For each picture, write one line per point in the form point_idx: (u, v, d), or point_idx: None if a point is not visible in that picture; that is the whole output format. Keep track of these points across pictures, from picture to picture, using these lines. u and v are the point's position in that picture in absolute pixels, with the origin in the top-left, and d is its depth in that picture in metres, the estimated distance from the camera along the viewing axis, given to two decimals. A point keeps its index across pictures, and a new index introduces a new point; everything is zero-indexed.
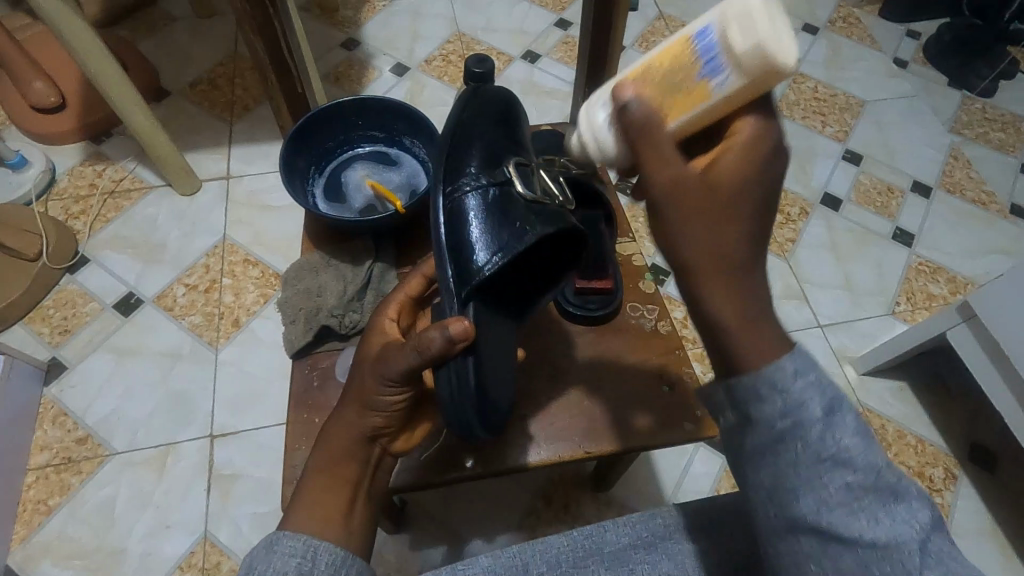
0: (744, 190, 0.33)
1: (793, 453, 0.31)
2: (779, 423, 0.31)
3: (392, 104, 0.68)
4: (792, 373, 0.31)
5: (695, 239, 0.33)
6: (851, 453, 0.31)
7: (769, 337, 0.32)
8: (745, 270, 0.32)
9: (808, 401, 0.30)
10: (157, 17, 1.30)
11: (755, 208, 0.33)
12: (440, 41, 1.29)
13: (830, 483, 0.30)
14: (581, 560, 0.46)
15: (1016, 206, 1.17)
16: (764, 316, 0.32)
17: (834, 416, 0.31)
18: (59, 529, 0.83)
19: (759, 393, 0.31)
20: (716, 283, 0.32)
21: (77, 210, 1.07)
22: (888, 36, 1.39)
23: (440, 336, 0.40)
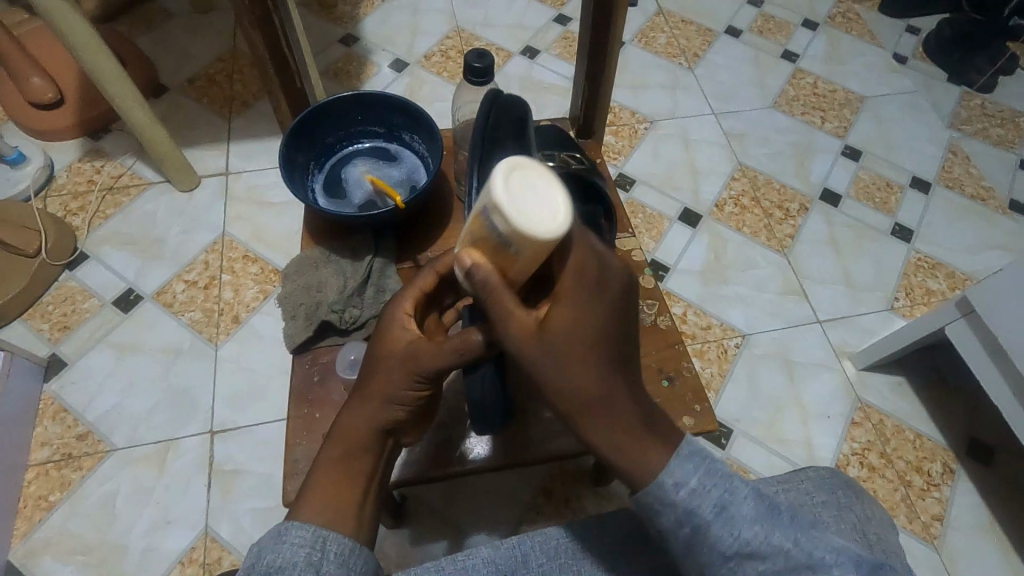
0: (576, 340, 0.37)
1: (704, 557, 0.36)
2: (683, 530, 0.36)
3: (392, 99, 0.68)
4: (683, 479, 0.36)
5: (564, 388, 0.37)
6: (755, 546, 0.36)
7: (655, 446, 0.37)
8: (610, 402, 0.37)
9: (700, 503, 0.36)
10: (155, 12, 1.29)
11: (606, 344, 0.37)
12: (439, 37, 1.29)
13: (745, 574, 0.36)
14: (581, 552, 0.47)
15: (1015, 201, 1.17)
16: (642, 434, 0.37)
17: (725, 512, 0.36)
18: (60, 525, 0.83)
19: (662, 507, 0.36)
20: (597, 418, 0.37)
21: (75, 206, 1.07)
22: (888, 31, 1.39)
23: (482, 338, 0.43)
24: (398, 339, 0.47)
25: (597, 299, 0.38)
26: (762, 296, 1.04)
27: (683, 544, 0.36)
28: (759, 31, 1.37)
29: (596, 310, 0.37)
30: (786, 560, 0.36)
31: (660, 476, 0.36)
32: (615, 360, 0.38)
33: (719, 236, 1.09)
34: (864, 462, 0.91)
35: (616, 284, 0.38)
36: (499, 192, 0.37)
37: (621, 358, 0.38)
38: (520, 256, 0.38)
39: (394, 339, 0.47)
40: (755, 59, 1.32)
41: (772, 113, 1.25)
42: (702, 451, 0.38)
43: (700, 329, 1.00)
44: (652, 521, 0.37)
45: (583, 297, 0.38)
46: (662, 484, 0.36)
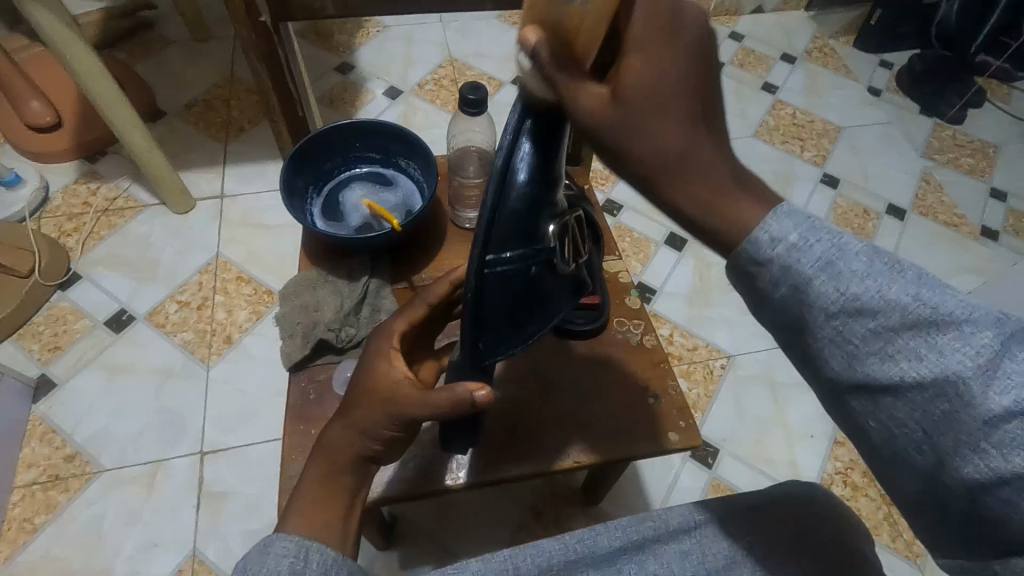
0: (664, 87, 0.28)
1: (803, 318, 0.29)
2: (779, 292, 0.29)
3: (388, 127, 0.71)
4: (780, 235, 0.29)
5: (651, 139, 0.29)
6: (864, 301, 0.28)
7: (750, 200, 0.29)
8: (696, 157, 0.29)
9: (801, 259, 0.28)
10: (155, 40, 1.32)
11: (680, 93, 0.28)
12: (433, 66, 1.33)
13: (853, 334, 0.28)
14: (571, 563, 0.46)
15: (986, 228, 1.22)
16: (735, 189, 0.29)
17: (832, 267, 0.28)
18: (45, 548, 0.82)
19: (758, 266, 0.29)
20: (684, 177, 0.29)
21: (70, 227, 1.08)
22: (863, 66, 1.46)
23: (468, 399, 0.44)
24: (382, 372, 0.48)
25: (671, 41, 0.28)
26: (746, 319, 1.07)
27: (784, 322, 0.30)
28: (740, 64, 1.43)
29: (684, 60, 0.28)
30: (903, 317, 0.27)
31: (754, 232, 0.29)
32: (705, 107, 0.29)
33: (704, 260, 1.13)
34: (847, 481, 0.93)
35: (690, 31, 0.28)
36: None
37: (705, 110, 0.29)
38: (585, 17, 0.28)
39: (380, 372, 0.48)
40: (736, 90, 1.38)
41: (754, 142, 1.30)
42: (807, 210, 0.30)
43: (686, 350, 1.02)
44: (752, 292, 0.31)
45: (658, 42, 0.28)
46: (754, 241, 0.29)
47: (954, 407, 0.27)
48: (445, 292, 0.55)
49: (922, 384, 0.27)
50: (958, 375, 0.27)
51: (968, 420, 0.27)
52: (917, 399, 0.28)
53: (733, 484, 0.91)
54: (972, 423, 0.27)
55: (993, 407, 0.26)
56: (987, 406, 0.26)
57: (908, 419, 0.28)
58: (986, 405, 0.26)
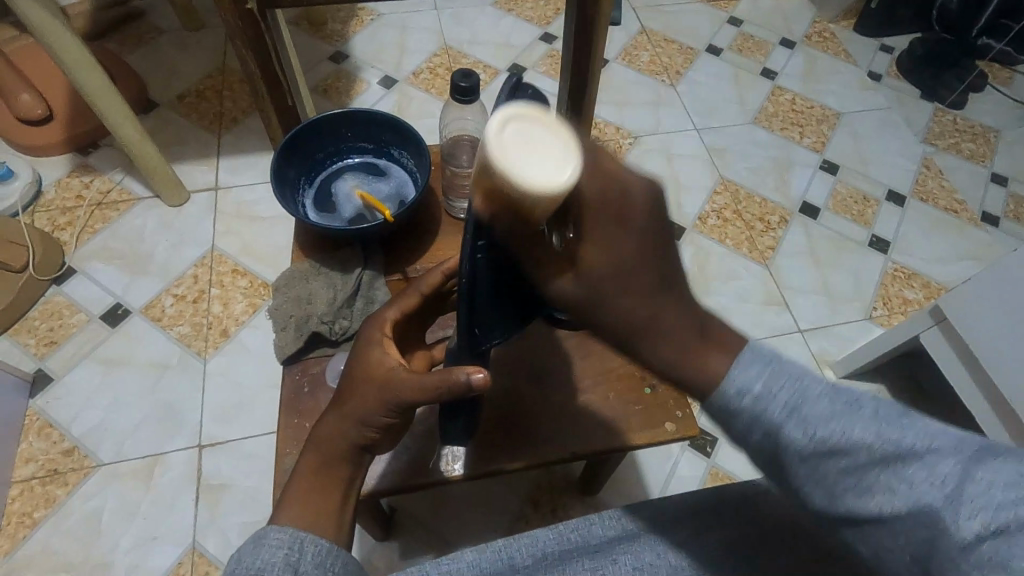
0: (626, 271, 0.29)
1: (780, 459, 0.31)
2: (755, 435, 0.31)
3: (379, 116, 0.70)
4: (746, 385, 0.31)
5: (617, 314, 0.30)
6: (834, 440, 0.29)
7: (715, 350, 0.31)
8: (659, 320, 0.30)
9: (768, 407, 0.31)
10: (146, 30, 1.31)
11: (647, 268, 0.30)
12: (427, 54, 1.32)
13: (827, 473, 0.29)
14: (566, 553, 0.46)
15: (986, 213, 1.22)
16: (705, 346, 0.31)
17: (796, 412, 0.30)
18: (44, 543, 0.82)
19: (732, 413, 0.31)
20: (656, 340, 0.30)
21: (63, 221, 1.07)
22: (863, 50, 1.44)
23: (464, 382, 0.43)
24: (376, 361, 0.48)
25: (623, 233, 0.30)
26: (744, 307, 1.06)
27: (764, 456, 0.32)
28: (738, 50, 1.41)
29: (643, 236, 0.30)
30: (870, 454, 0.28)
31: (723, 382, 0.31)
32: (663, 270, 0.30)
33: (703, 248, 1.12)
34: None
35: (638, 214, 0.30)
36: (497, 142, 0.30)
37: (662, 279, 0.30)
38: (535, 214, 0.30)
39: (373, 361, 0.48)
40: (735, 76, 1.36)
41: (753, 129, 1.28)
42: (768, 353, 0.32)
43: None
44: (732, 433, 0.32)
45: (611, 228, 0.30)
46: (721, 391, 0.31)
47: (936, 533, 0.27)
48: (440, 281, 0.54)
49: (902, 515, 0.28)
50: (929, 505, 0.27)
51: (948, 548, 0.27)
52: (901, 529, 0.28)
53: (732, 473, 0.91)
54: (952, 547, 0.27)
55: (967, 533, 0.27)
56: (965, 533, 0.27)
57: (896, 544, 0.28)
58: (960, 532, 0.27)
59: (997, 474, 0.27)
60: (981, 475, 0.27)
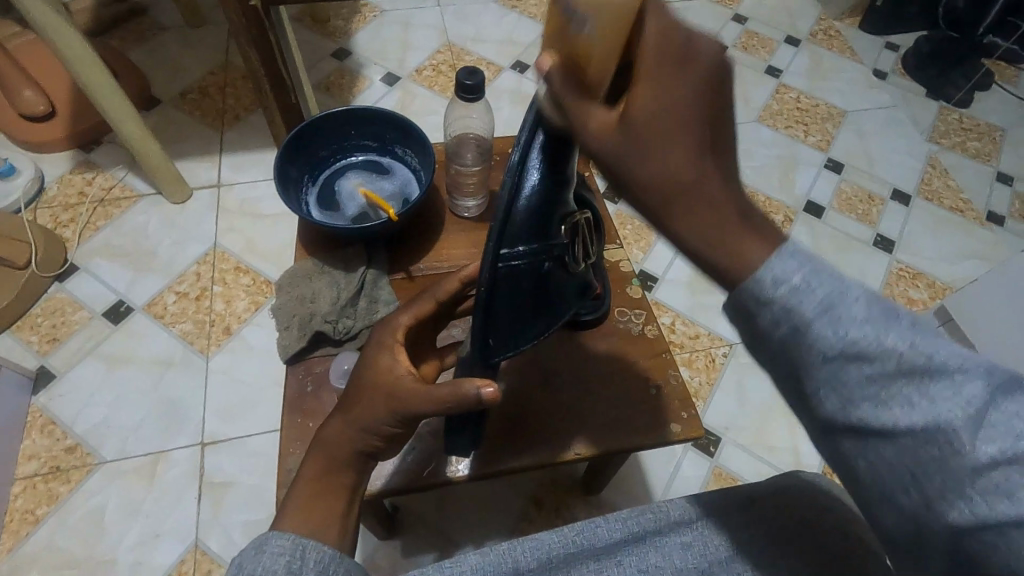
0: (668, 119, 0.27)
1: (799, 358, 0.28)
2: (778, 332, 0.27)
3: (384, 114, 0.69)
4: (784, 276, 0.27)
5: (653, 170, 0.28)
6: (864, 345, 0.26)
7: (752, 236, 0.28)
8: (696, 187, 0.28)
9: (802, 302, 0.27)
10: (149, 26, 1.30)
11: (687, 122, 0.27)
12: (431, 51, 1.31)
13: (849, 378, 0.27)
14: (571, 556, 0.46)
15: (992, 213, 1.21)
16: (743, 223, 0.28)
17: (831, 312, 0.26)
18: (47, 540, 0.82)
19: (755, 307, 0.28)
20: (686, 209, 0.28)
21: (66, 217, 1.07)
22: (868, 48, 1.43)
23: (474, 396, 0.43)
24: (386, 369, 0.47)
25: (676, 75, 0.26)
26: None
27: (778, 351, 0.28)
28: (743, 47, 1.40)
29: (698, 86, 0.27)
30: (901, 364, 0.26)
31: (759, 271, 0.27)
32: (711, 137, 0.27)
33: None
34: None
35: (704, 61, 0.26)
36: None
37: (708, 140, 0.27)
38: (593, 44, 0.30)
39: (382, 368, 0.48)
40: (739, 74, 1.36)
41: (757, 127, 1.28)
42: (810, 250, 0.27)
43: (688, 339, 1.02)
44: (746, 326, 0.29)
45: (667, 69, 0.26)
46: (756, 279, 0.27)
47: (944, 453, 0.25)
48: (455, 289, 0.54)
49: (915, 431, 0.26)
50: (950, 423, 0.25)
51: (956, 469, 0.25)
52: (912, 446, 0.26)
53: (736, 472, 0.91)
54: (959, 469, 0.25)
55: (980, 455, 0.25)
56: (976, 454, 0.25)
57: (895, 460, 0.27)
58: (973, 452, 0.25)
59: (1019, 407, 0.25)
60: (1006, 406, 0.25)
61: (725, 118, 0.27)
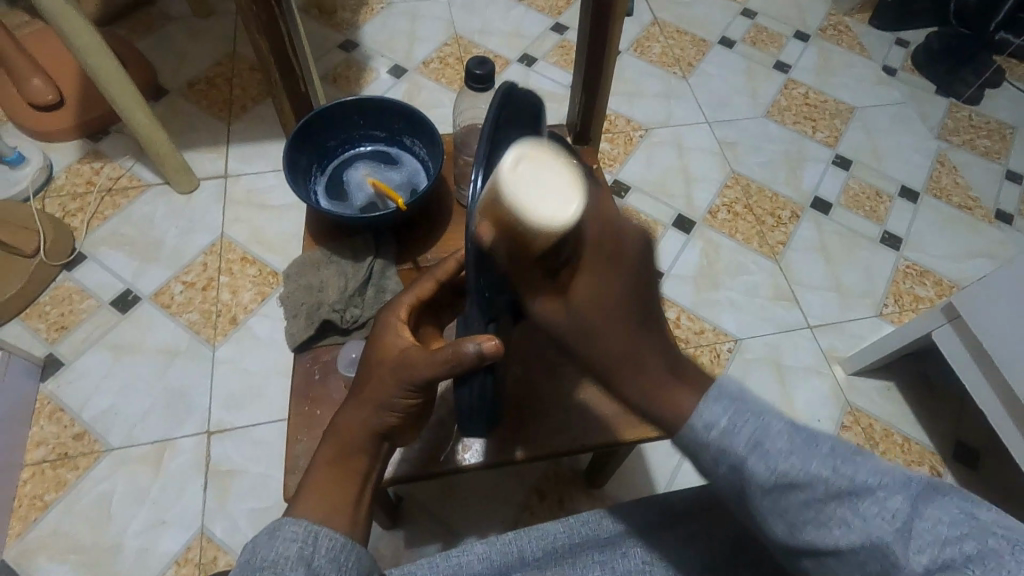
0: (607, 306, 0.32)
1: (747, 492, 0.33)
2: (722, 469, 0.33)
3: (392, 104, 0.69)
4: (713, 421, 0.33)
5: (603, 342, 0.32)
6: (793, 476, 0.31)
7: (684, 394, 0.34)
8: (637, 359, 0.33)
9: (734, 443, 0.33)
10: (157, 16, 1.30)
11: (632, 309, 0.32)
12: (437, 43, 1.31)
13: (787, 505, 0.32)
14: (577, 547, 0.46)
15: (1001, 211, 1.20)
16: (676, 380, 0.34)
17: (761, 449, 0.32)
18: (55, 525, 0.83)
19: (700, 448, 0.34)
20: (632, 376, 0.33)
21: (74, 207, 1.07)
22: (878, 44, 1.42)
23: (472, 352, 0.42)
24: (393, 345, 0.48)
25: (614, 264, 0.32)
26: (754, 302, 1.06)
27: (731, 487, 0.33)
28: (752, 42, 1.39)
29: (632, 274, 0.32)
30: (828, 489, 0.31)
31: (690, 418, 0.33)
32: (642, 310, 0.33)
33: (712, 242, 1.11)
34: None
35: (631, 251, 0.32)
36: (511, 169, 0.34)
37: (645, 317, 0.33)
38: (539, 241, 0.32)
39: (387, 345, 0.48)
40: (747, 69, 1.35)
41: (765, 122, 1.27)
42: (735, 391, 0.34)
43: (692, 334, 1.02)
44: (699, 464, 0.35)
45: (602, 265, 0.32)
46: (692, 426, 0.33)
47: (884, 566, 0.30)
48: (455, 269, 0.54)
49: (856, 548, 0.31)
50: (883, 540, 0.30)
51: None
52: (853, 561, 0.31)
53: None
54: None
55: (915, 566, 0.30)
56: (912, 566, 0.30)
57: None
58: (909, 564, 0.30)
59: (941, 512, 0.31)
60: (927, 513, 0.31)
61: (649, 304, 0.33)
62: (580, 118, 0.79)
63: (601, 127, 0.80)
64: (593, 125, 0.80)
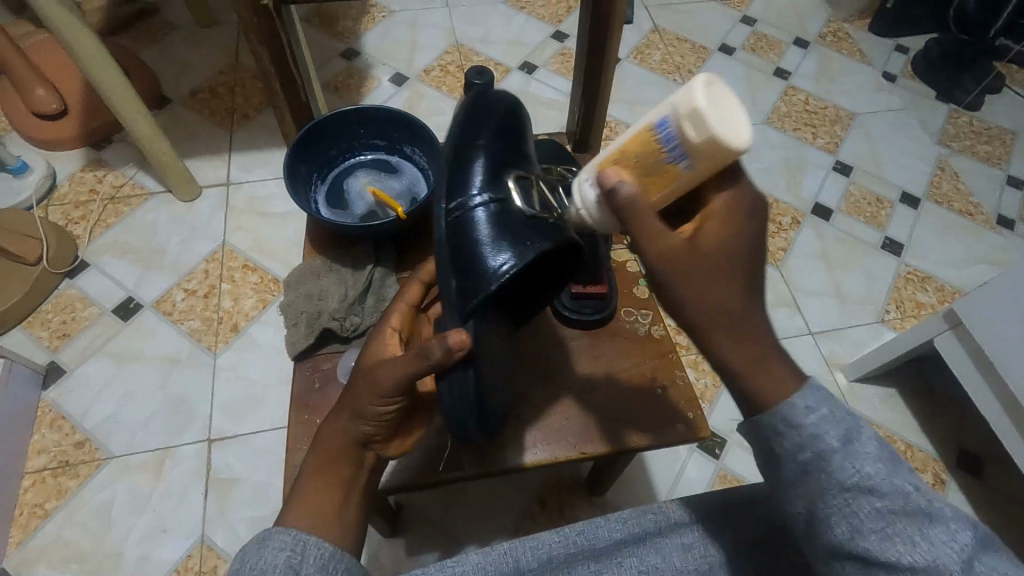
0: (729, 261, 0.33)
1: (820, 483, 0.33)
2: (801, 455, 0.34)
3: (393, 113, 0.69)
4: (813, 408, 0.34)
5: (708, 294, 0.33)
6: (876, 481, 0.33)
7: (787, 377, 0.34)
8: (750, 321, 0.33)
9: (826, 435, 0.33)
10: (160, 26, 1.31)
11: (745, 268, 0.34)
12: (438, 52, 1.32)
13: (861, 509, 0.32)
14: (572, 556, 0.46)
15: (1002, 216, 1.20)
16: (776, 357, 0.34)
17: (852, 445, 0.33)
18: (55, 533, 0.83)
19: (786, 431, 0.34)
20: (731, 336, 0.33)
21: (77, 215, 1.08)
22: (878, 50, 1.43)
23: (437, 350, 0.40)
24: (375, 354, 0.51)
25: (744, 222, 0.35)
26: None
27: (798, 473, 0.34)
28: (751, 49, 1.40)
29: (748, 237, 0.34)
30: (906, 504, 0.32)
31: (791, 399, 0.34)
32: (754, 278, 0.34)
33: None
34: None
35: (758, 214, 0.35)
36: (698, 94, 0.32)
37: (755, 282, 0.34)
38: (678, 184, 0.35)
39: (372, 353, 0.51)
40: (747, 76, 1.35)
41: (765, 129, 1.27)
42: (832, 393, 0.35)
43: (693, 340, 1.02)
44: (772, 450, 0.35)
45: (726, 221, 0.35)
46: (781, 411, 0.34)
47: None
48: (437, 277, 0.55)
49: (917, 568, 0.31)
50: (944, 566, 0.31)
51: None
52: None
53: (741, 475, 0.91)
54: None
55: None
56: None
57: None
58: None
59: (997, 562, 0.32)
60: (987, 559, 0.32)
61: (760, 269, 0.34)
62: (580, 126, 0.79)
63: (600, 134, 0.80)
64: (592, 132, 0.81)
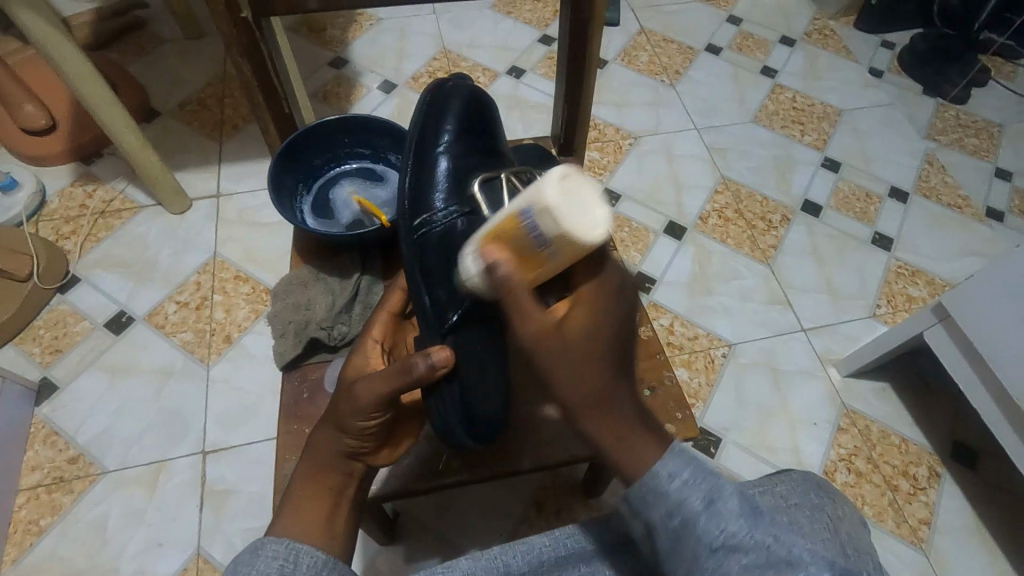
0: (597, 338, 0.36)
1: (690, 547, 0.34)
2: (671, 521, 0.34)
3: (376, 122, 0.69)
4: (676, 471, 0.35)
5: (578, 373, 0.35)
6: (741, 538, 0.33)
7: (650, 443, 0.35)
8: (616, 395, 0.36)
9: (689, 498, 0.34)
10: (148, 39, 1.32)
11: (609, 350, 0.36)
12: (426, 58, 1.32)
13: (730, 569, 0.33)
14: (562, 560, 0.46)
15: (990, 209, 1.21)
16: (641, 427, 0.36)
17: (714, 505, 0.34)
18: (50, 550, 0.83)
19: (654, 500, 0.34)
20: (603, 412, 0.35)
21: (67, 230, 1.08)
22: (864, 46, 1.44)
23: (423, 366, 0.46)
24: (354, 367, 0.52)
25: (607, 310, 0.38)
26: (747, 307, 1.06)
27: (669, 537, 0.34)
28: (738, 48, 1.41)
29: (613, 324, 0.37)
30: (770, 556, 0.33)
31: (656, 467, 0.35)
32: (620, 363, 0.36)
33: (704, 248, 1.12)
34: (851, 467, 0.93)
35: (625, 300, 0.39)
36: (557, 193, 0.42)
37: (621, 362, 0.37)
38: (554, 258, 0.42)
39: (355, 368, 0.52)
40: (734, 75, 1.36)
41: (753, 127, 1.28)
42: (693, 451, 0.36)
43: (686, 340, 1.02)
44: (643, 518, 0.35)
45: (593, 303, 0.38)
46: (653, 481, 0.35)
47: None
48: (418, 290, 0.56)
49: None
50: None
51: None
52: None
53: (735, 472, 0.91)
54: None
55: None
56: None
57: None
58: None
59: None
60: None
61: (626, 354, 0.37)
62: (565, 129, 0.80)
63: (585, 138, 0.81)
64: (577, 136, 0.81)
